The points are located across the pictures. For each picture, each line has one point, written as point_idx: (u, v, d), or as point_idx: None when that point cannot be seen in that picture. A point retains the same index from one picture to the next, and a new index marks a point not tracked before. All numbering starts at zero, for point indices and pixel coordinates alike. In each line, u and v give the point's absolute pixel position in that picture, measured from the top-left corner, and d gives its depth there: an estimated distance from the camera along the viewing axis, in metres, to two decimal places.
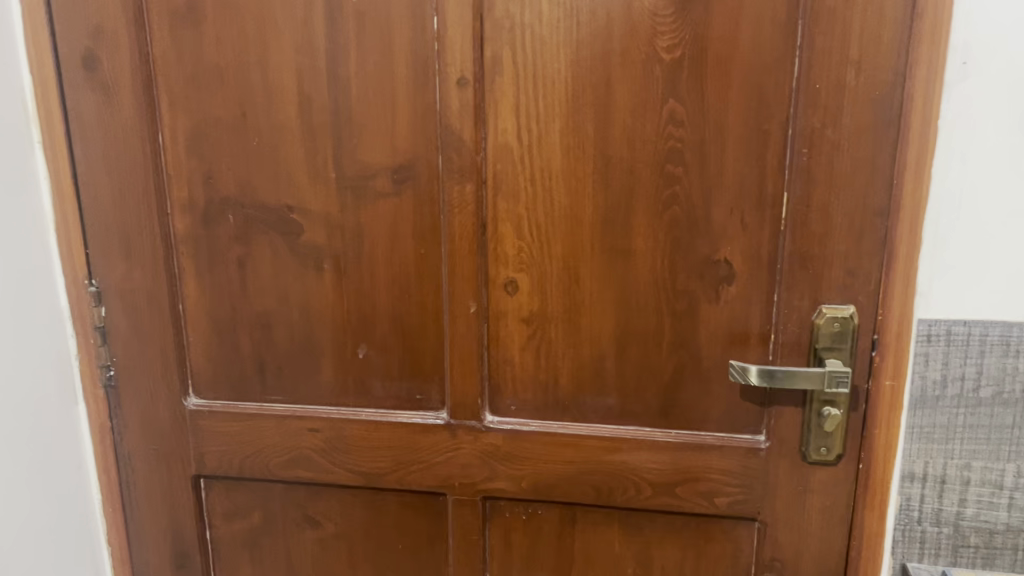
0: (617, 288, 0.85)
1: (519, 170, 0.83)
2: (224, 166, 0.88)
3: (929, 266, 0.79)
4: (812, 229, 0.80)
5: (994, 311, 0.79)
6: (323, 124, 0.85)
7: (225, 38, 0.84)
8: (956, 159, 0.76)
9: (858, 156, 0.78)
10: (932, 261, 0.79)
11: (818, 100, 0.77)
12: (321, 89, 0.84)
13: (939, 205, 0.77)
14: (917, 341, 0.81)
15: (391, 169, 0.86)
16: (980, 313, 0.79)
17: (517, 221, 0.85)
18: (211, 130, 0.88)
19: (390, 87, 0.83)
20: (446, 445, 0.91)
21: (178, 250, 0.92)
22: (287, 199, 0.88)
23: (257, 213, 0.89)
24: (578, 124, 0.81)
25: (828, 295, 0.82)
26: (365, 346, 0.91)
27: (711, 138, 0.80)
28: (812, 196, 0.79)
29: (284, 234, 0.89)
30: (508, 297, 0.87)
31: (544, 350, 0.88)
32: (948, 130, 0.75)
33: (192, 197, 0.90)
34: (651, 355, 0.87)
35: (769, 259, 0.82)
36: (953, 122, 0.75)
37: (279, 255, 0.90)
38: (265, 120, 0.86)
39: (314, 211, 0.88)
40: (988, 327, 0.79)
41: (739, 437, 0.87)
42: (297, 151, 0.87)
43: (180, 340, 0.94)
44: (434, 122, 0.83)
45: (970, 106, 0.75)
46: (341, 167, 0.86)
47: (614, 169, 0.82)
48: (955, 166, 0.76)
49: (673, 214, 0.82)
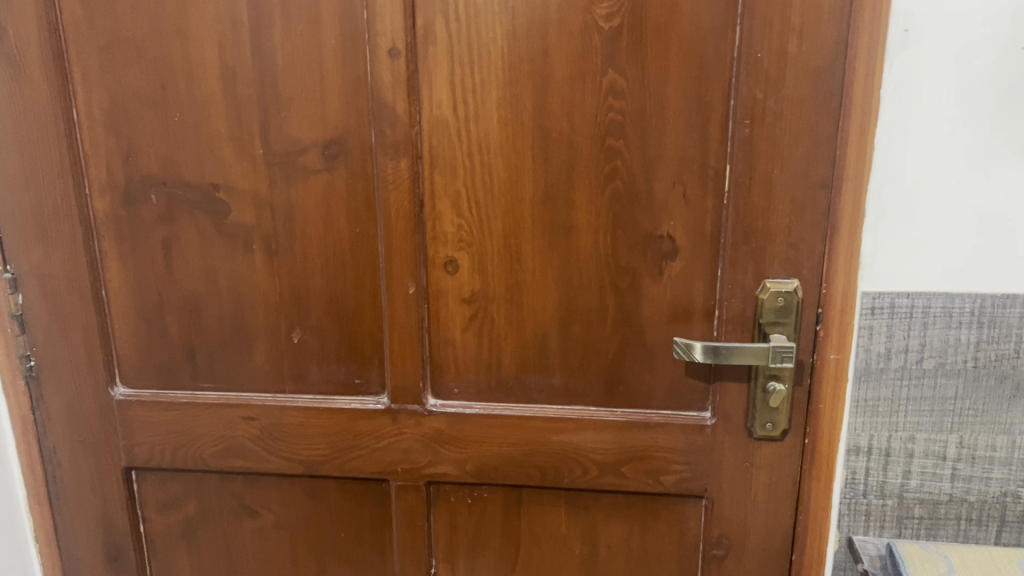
0: (560, 265, 0.83)
1: (456, 144, 0.80)
2: (145, 143, 0.84)
3: (872, 239, 0.78)
4: (754, 203, 0.78)
5: (937, 284, 0.79)
6: (248, 97, 0.81)
7: (140, 6, 0.79)
8: (898, 130, 0.75)
9: (800, 127, 0.76)
10: (875, 234, 0.78)
11: (760, 69, 0.75)
12: (245, 61, 0.80)
13: (882, 177, 0.77)
14: (862, 315, 0.80)
15: (322, 144, 0.82)
16: (923, 285, 0.79)
17: (456, 197, 0.82)
18: (129, 104, 0.83)
19: (318, 58, 0.79)
20: (387, 430, 0.88)
21: (98, 231, 0.87)
22: (213, 177, 0.84)
23: (182, 192, 0.85)
24: (515, 96, 0.78)
25: (771, 269, 0.80)
26: (299, 330, 0.88)
27: (653, 110, 0.77)
28: (753, 168, 0.77)
29: (211, 213, 0.85)
30: (448, 277, 0.84)
31: (487, 331, 0.86)
32: (890, 100, 0.75)
33: (112, 176, 0.85)
34: (595, 333, 0.85)
35: (712, 233, 0.80)
36: (895, 92, 0.74)
37: (207, 236, 0.86)
38: (186, 93, 0.82)
39: (241, 189, 0.84)
40: (930, 298, 0.79)
41: (685, 415, 0.86)
42: (221, 127, 0.82)
43: (105, 327, 0.90)
44: (365, 94, 0.80)
45: (911, 75, 0.74)
46: (269, 142, 0.82)
47: (554, 143, 0.79)
48: (897, 136, 0.75)
49: (615, 188, 0.80)
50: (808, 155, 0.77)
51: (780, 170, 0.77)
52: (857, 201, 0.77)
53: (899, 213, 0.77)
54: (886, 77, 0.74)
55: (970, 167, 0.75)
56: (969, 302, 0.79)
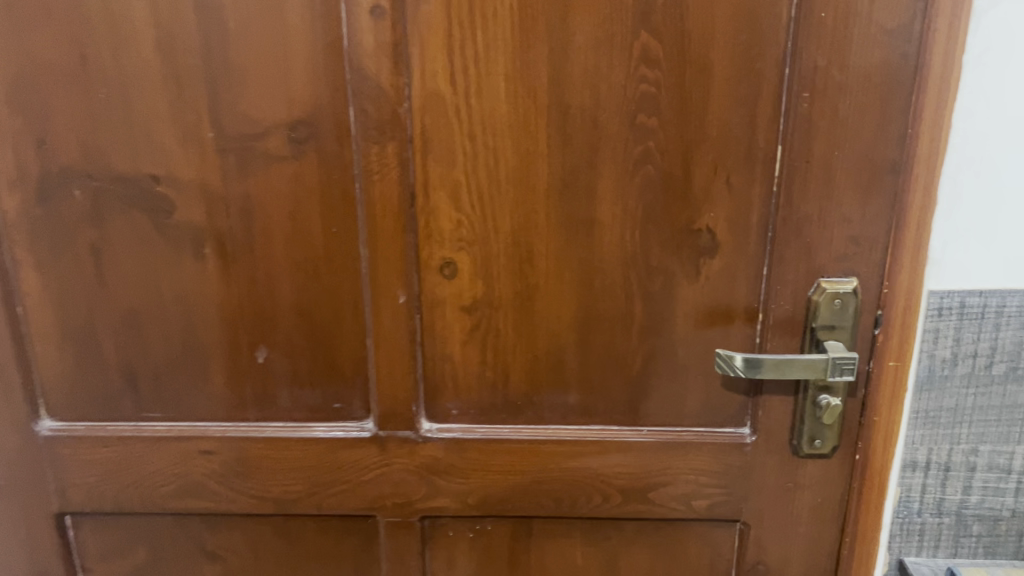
0: (580, 265, 0.70)
1: (454, 124, 0.66)
2: (62, 126, 0.67)
3: (943, 231, 0.67)
4: (809, 191, 0.66)
5: (1014, 279, 0.68)
6: (193, 68, 0.65)
7: None
8: (983, 103, 0.63)
9: (868, 101, 0.64)
10: (947, 224, 0.67)
11: (824, 31, 0.62)
12: (188, 22, 0.64)
13: (960, 158, 0.65)
14: (927, 317, 0.69)
15: (287, 126, 0.66)
16: (998, 282, 0.68)
17: (454, 188, 0.68)
18: (40, 77, 0.66)
19: (281, 18, 0.63)
20: (374, 461, 0.75)
21: (8, 236, 0.71)
22: (151, 167, 0.68)
23: (112, 186, 0.69)
24: (527, 64, 0.64)
25: (826, 267, 0.69)
26: (264, 349, 0.73)
27: (692, 80, 0.64)
28: (811, 150, 0.65)
29: (151, 212, 0.69)
30: (445, 282, 0.71)
31: (492, 344, 0.73)
32: (975, 67, 0.62)
33: (21, 167, 0.68)
34: (618, 342, 0.73)
35: (759, 226, 0.68)
36: (982, 57, 0.62)
37: (147, 239, 0.70)
38: (113, 63, 0.65)
39: (187, 181, 0.68)
40: (1006, 297, 0.68)
41: (721, 432, 0.75)
42: (160, 105, 0.66)
43: (23, 349, 0.74)
44: (341, 63, 0.64)
45: (1002, 38, 0.62)
46: (221, 124, 0.67)
47: (574, 121, 0.66)
48: (980, 111, 0.63)
49: (646, 175, 0.67)
50: (875, 133, 0.65)
51: (842, 152, 0.65)
52: (928, 187, 0.66)
53: (976, 200, 0.66)
54: (970, 41, 0.62)
55: None
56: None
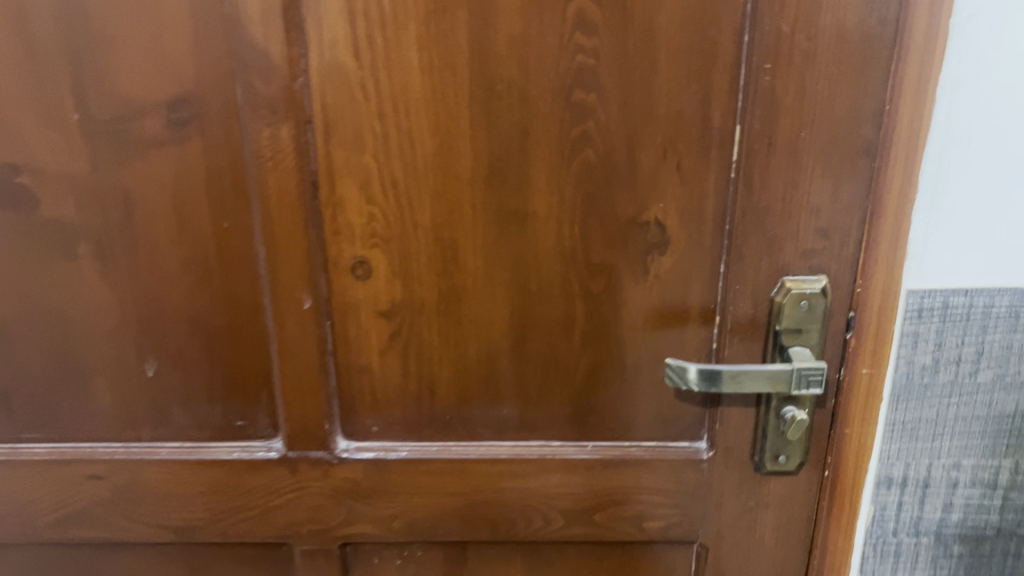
0: (512, 265, 0.62)
1: (360, 102, 0.56)
2: None
3: (925, 223, 0.58)
4: (772, 178, 0.58)
5: (1004, 277, 0.60)
6: (49, 38, 0.55)
7: None
8: (973, 76, 0.54)
9: (839, 75, 0.55)
10: (930, 214, 0.58)
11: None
12: None
13: (946, 141, 0.56)
14: (906, 320, 0.61)
15: (164, 106, 0.57)
16: (986, 280, 0.60)
17: (364, 176, 0.58)
18: None
19: None
20: (285, 485, 0.67)
21: None
22: (8, 156, 0.58)
23: None
24: (443, 32, 0.55)
25: (791, 264, 0.60)
26: (152, 362, 0.64)
27: (637, 50, 0.55)
28: (774, 131, 0.56)
29: (11, 207, 0.60)
30: (357, 285, 0.61)
31: (415, 353, 0.64)
32: (965, 33, 0.53)
33: None
34: (560, 349, 0.64)
35: (715, 217, 0.60)
36: (973, 22, 0.52)
37: (9, 239, 0.60)
38: None
39: (52, 171, 0.59)
40: (994, 296, 0.60)
41: (675, 446, 0.67)
42: (13, 82, 0.56)
43: None
44: (222, 32, 0.55)
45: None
46: (86, 104, 0.57)
47: (500, 98, 0.56)
48: (971, 85, 0.54)
49: (585, 160, 0.58)
50: (847, 113, 0.56)
51: (810, 133, 0.56)
52: (908, 174, 0.57)
53: (964, 188, 0.57)
54: (960, 2, 0.52)
55: None
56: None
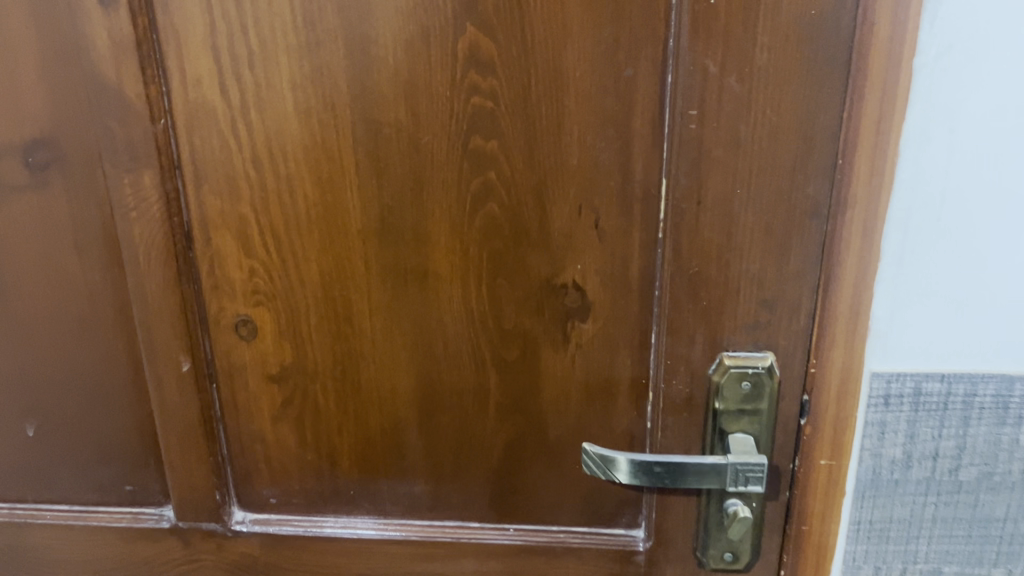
0: (413, 327, 0.54)
1: (231, 146, 0.50)
2: None
3: (893, 297, 0.49)
4: (704, 239, 0.49)
5: (988, 362, 0.50)
6: None
7: None
8: (943, 128, 0.45)
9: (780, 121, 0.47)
10: (895, 287, 0.49)
11: (715, 24, 0.45)
12: None
13: (913, 202, 0.47)
14: (870, 407, 0.52)
15: (24, 148, 0.51)
16: (967, 363, 0.51)
17: (242, 227, 0.52)
18: None
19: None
20: (177, 556, 0.61)
21: None
22: None
23: None
24: (318, 69, 0.48)
25: (733, 338, 0.52)
26: (32, 422, 0.60)
27: (541, 91, 0.47)
28: (704, 186, 0.48)
29: None
30: (243, 345, 0.55)
31: (310, 421, 0.57)
32: (932, 78, 0.44)
33: None
34: (473, 423, 0.57)
35: (642, 280, 0.52)
36: (942, 64, 0.44)
37: None
38: None
39: None
40: (978, 383, 0.51)
41: (608, 534, 0.59)
42: None
43: None
44: (76, 68, 0.49)
45: (971, 37, 0.43)
46: None
47: (388, 144, 0.49)
48: (941, 138, 0.46)
49: (489, 214, 0.51)
50: (790, 166, 0.47)
51: (746, 190, 0.48)
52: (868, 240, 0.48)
53: (934, 256, 0.48)
54: (925, 40, 0.44)
55: None
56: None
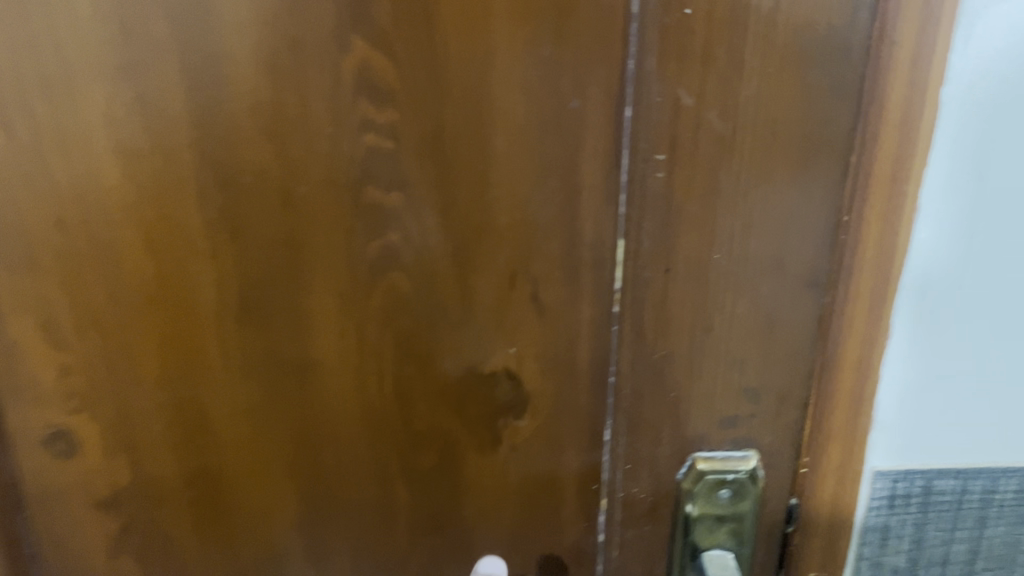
0: (294, 435, 0.41)
1: (23, 205, 0.36)
2: None
3: (904, 380, 0.40)
4: (673, 315, 0.38)
5: (1012, 453, 0.42)
6: None
7: None
8: (972, 174, 0.36)
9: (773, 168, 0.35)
10: (905, 370, 0.39)
11: (688, 45, 0.33)
12: None
13: (933, 267, 0.37)
14: (872, 510, 0.42)
15: None
16: (985, 458, 0.42)
17: (48, 312, 0.38)
18: None
19: None
20: None
21: None
22: None
23: None
24: (143, 99, 0.34)
25: (708, 437, 0.41)
26: None
27: (458, 128, 0.36)
28: (674, 251, 0.37)
29: None
30: (62, 462, 0.41)
31: (159, 553, 0.44)
32: (963, 113, 0.35)
33: None
34: (378, 544, 0.44)
35: (591, 367, 0.40)
36: (974, 94, 0.34)
37: None
38: None
39: None
40: (998, 480, 0.42)
41: None
42: None
43: None
44: None
45: (1012, 65, 0.34)
46: None
47: (249, 198, 0.36)
48: (968, 186, 0.36)
49: (392, 286, 0.38)
50: (784, 224, 0.36)
51: (726, 254, 0.37)
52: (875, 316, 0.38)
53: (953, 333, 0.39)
54: (956, 63, 0.34)
55: None
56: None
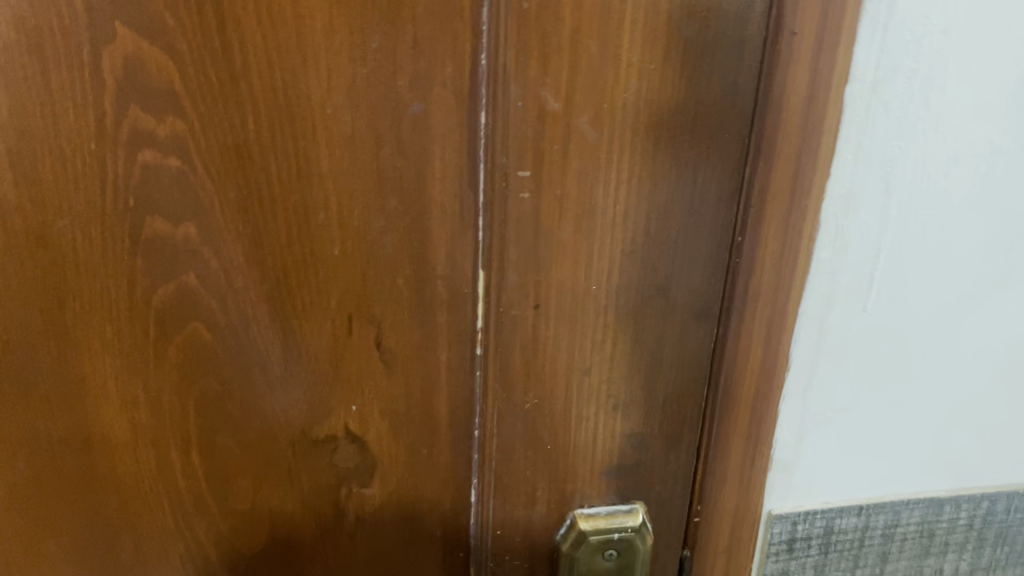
0: (78, 521, 0.33)
1: None
2: None
3: (807, 416, 0.35)
4: (545, 358, 0.31)
5: (915, 482, 0.39)
6: None
7: None
8: (879, 186, 0.31)
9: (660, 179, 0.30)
10: (808, 404, 0.35)
11: (554, 35, 0.26)
12: None
13: (837, 292, 0.33)
14: (771, 558, 0.39)
15: None
16: (888, 490, 0.38)
17: None
18: None
19: None
20: None
21: None
22: None
23: None
24: None
25: (590, 491, 0.35)
26: None
27: (263, 137, 0.28)
28: (543, 284, 0.30)
29: None
30: None
31: None
32: (869, 118, 0.30)
33: None
34: None
35: (451, 422, 0.33)
36: (883, 96, 0.30)
37: None
38: None
39: None
40: (901, 513, 0.39)
41: None
42: None
43: None
44: None
45: (921, 63, 0.30)
46: None
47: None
48: (874, 201, 0.32)
49: (193, 335, 0.30)
50: (666, 248, 0.30)
51: (606, 286, 0.30)
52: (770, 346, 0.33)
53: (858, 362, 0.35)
54: (864, 60, 0.29)
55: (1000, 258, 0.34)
56: (966, 509, 0.40)
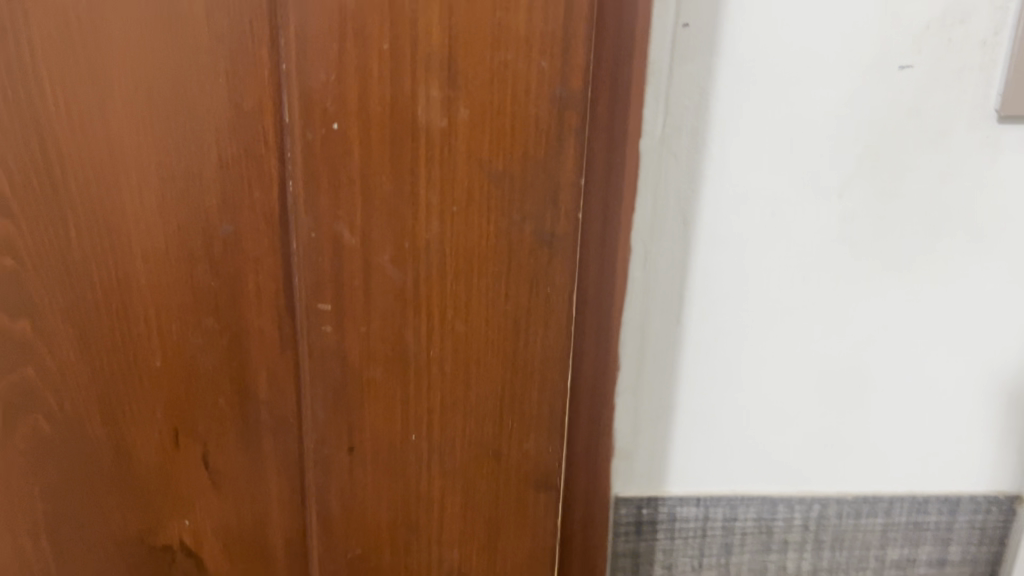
0: None
1: None
2: None
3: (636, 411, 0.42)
4: (366, 501, 0.32)
5: (741, 479, 0.45)
6: None
7: None
8: (677, 222, 0.38)
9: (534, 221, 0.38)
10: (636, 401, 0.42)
11: (346, 173, 0.27)
12: None
13: (653, 309, 0.40)
14: (620, 538, 0.45)
15: None
16: (723, 481, 0.45)
17: None
18: None
19: None
20: None
21: None
22: None
23: None
24: None
25: None
26: None
27: (84, 249, 0.29)
28: (355, 431, 0.31)
29: None
30: None
31: None
32: (661, 169, 0.37)
33: None
34: None
35: (287, 548, 0.34)
36: (671, 148, 0.36)
37: None
38: None
39: None
40: (734, 504, 0.45)
41: None
42: None
43: None
44: None
45: (702, 124, 0.36)
46: None
47: None
48: (673, 229, 0.38)
49: (27, 433, 0.31)
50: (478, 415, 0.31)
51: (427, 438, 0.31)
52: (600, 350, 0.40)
53: (675, 369, 0.41)
54: (650, 121, 0.36)
55: (800, 291, 0.40)
56: (799, 510, 0.45)
